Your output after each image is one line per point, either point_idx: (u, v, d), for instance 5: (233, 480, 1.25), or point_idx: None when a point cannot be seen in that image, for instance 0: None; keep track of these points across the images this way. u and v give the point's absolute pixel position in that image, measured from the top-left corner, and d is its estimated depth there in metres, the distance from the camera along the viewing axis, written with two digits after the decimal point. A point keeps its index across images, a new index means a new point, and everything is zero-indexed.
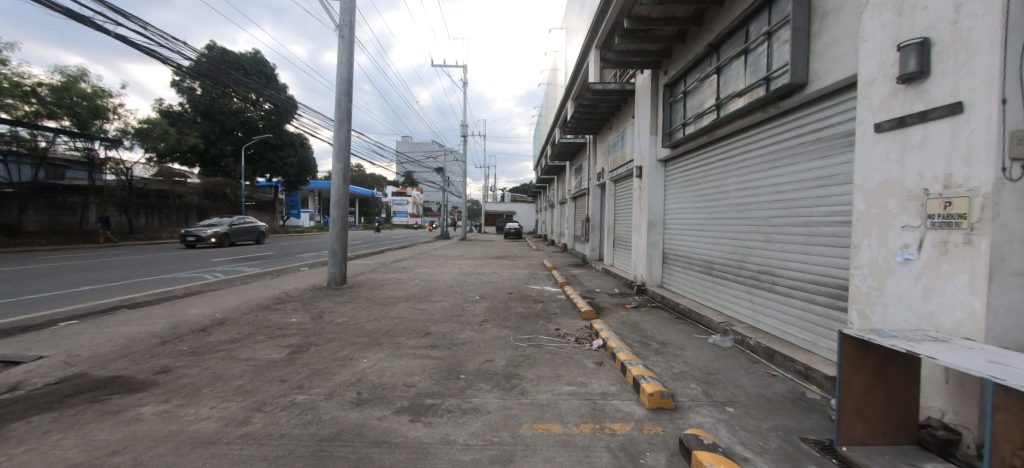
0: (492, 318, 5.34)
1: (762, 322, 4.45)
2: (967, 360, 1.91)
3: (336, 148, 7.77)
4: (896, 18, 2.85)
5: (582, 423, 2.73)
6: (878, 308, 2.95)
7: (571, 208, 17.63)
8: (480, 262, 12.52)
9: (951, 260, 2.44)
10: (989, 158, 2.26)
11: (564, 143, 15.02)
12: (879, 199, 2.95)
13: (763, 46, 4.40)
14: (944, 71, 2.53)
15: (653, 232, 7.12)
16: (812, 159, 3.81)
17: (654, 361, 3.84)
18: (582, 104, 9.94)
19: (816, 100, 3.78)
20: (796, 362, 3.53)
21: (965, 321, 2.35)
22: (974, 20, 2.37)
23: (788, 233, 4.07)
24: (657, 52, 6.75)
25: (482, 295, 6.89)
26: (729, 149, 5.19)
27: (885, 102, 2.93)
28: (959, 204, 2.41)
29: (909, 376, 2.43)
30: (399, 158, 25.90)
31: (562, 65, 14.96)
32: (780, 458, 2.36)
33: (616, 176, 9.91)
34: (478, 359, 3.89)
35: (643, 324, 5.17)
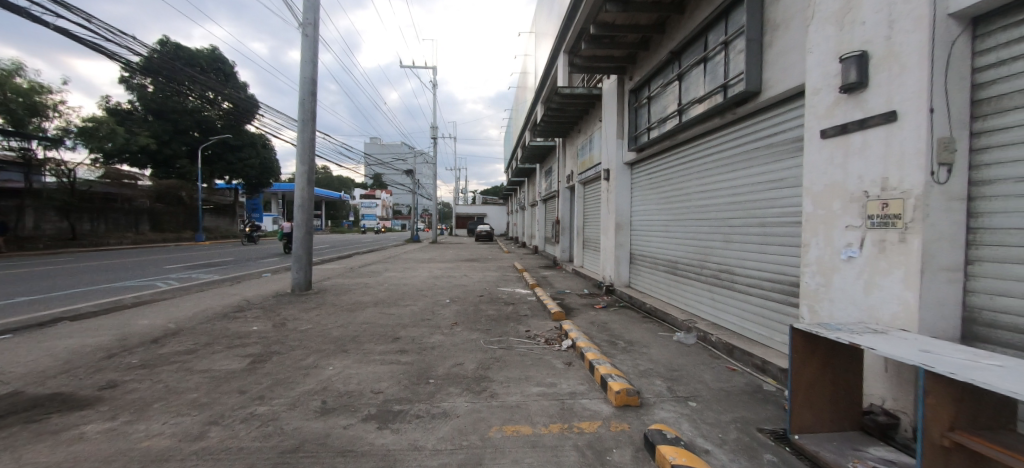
0: (463, 321, 5.29)
1: (722, 319, 4.63)
2: (902, 350, 2.10)
3: (299, 149, 7.51)
4: (838, 32, 3.05)
5: (551, 423, 2.75)
6: (826, 303, 3.13)
7: (540, 210, 17.80)
8: (451, 265, 12.41)
9: (888, 257, 2.63)
10: (919, 163, 2.47)
11: (533, 145, 15.15)
12: (826, 201, 3.14)
13: (720, 55, 4.59)
14: (880, 82, 2.73)
15: (620, 233, 7.29)
16: (766, 163, 4.00)
17: (622, 360, 3.93)
18: (550, 108, 10.03)
19: (768, 107, 3.99)
20: (753, 357, 3.69)
21: (900, 314, 2.54)
22: (904, 36, 2.57)
23: (746, 233, 4.26)
24: (622, 58, 6.92)
25: (453, 298, 6.84)
26: (690, 153, 5.38)
27: (829, 110, 3.13)
28: (895, 205, 2.60)
29: (855, 367, 2.60)
30: (368, 160, 25.33)
31: (531, 70, 15.16)
32: (738, 449, 2.49)
33: (584, 178, 10.10)
34: (448, 363, 3.84)
35: (611, 324, 5.28)
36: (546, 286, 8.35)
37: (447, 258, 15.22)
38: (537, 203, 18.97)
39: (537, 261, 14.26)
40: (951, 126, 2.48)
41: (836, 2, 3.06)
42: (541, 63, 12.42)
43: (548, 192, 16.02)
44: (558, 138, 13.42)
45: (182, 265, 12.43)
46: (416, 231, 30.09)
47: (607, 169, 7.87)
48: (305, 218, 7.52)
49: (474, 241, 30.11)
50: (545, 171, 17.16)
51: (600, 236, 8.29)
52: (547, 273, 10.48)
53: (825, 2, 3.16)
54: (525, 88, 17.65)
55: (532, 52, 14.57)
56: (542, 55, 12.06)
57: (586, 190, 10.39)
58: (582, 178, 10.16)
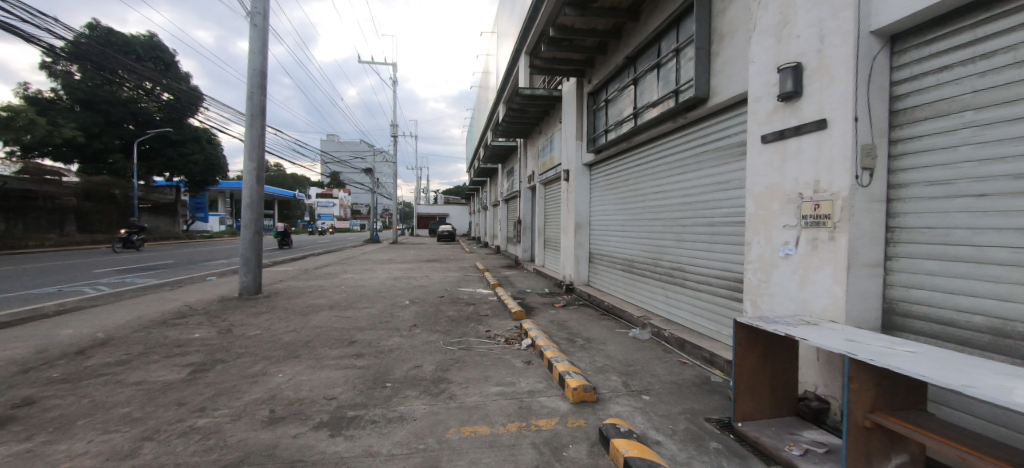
0: (422, 323, 5.20)
1: (674, 315, 4.82)
2: (831, 341, 2.28)
3: (246, 145, 7.11)
4: (776, 44, 3.26)
5: (509, 422, 2.76)
6: (766, 298, 3.34)
7: (502, 210, 17.85)
8: (412, 266, 12.18)
9: (819, 254, 2.84)
10: (846, 168, 2.68)
11: (495, 145, 15.14)
12: (766, 202, 3.35)
13: (672, 61, 4.79)
14: (813, 92, 2.94)
15: (580, 233, 7.44)
16: (714, 166, 4.21)
17: (580, 357, 4.00)
18: (511, 109, 10.06)
19: (715, 113, 4.20)
20: (702, 350, 3.87)
21: (830, 306, 2.75)
22: (834, 50, 2.79)
23: (696, 232, 4.46)
24: (580, 61, 7.06)
25: (412, 299, 6.71)
26: (645, 155, 5.57)
27: (769, 117, 3.33)
28: (825, 206, 2.81)
29: (791, 358, 2.78)
30: (325, 157, 24.41)
31: (493, 70, 15.16)
32: (686, 439, 2.63)
33: (545, 179, 10.21)
34: (405, 366, 3.76)
35: (569, 322, 5.37)
36: (507, 285, 8.37)
37: (408, 258, 14.91)
38: (499, 203, 19.00)
39: (499, 261, 14.28)
40: (873, 134, 2.71)
41: (775, 16, 3.27)
42: (503, 64, 12.45)
43: (509, 192, 16.07)
44: (520, 138, 13.51)
45: (114, 269, 11.42)
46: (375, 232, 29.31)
47: (567, 170, 7.99)
48: (254, 218, 7.12)
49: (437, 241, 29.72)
50: (506, 172, 17.21)
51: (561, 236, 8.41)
52: (510, 273, 10.51)
53: (765, 16, 3.37)
54: (487, 88, 17.62)
55: (494, 52, 14.57)
56: (503, 55, 12.06)
57: (547, 191, 10.51)
58: (542, 179, 10.27)
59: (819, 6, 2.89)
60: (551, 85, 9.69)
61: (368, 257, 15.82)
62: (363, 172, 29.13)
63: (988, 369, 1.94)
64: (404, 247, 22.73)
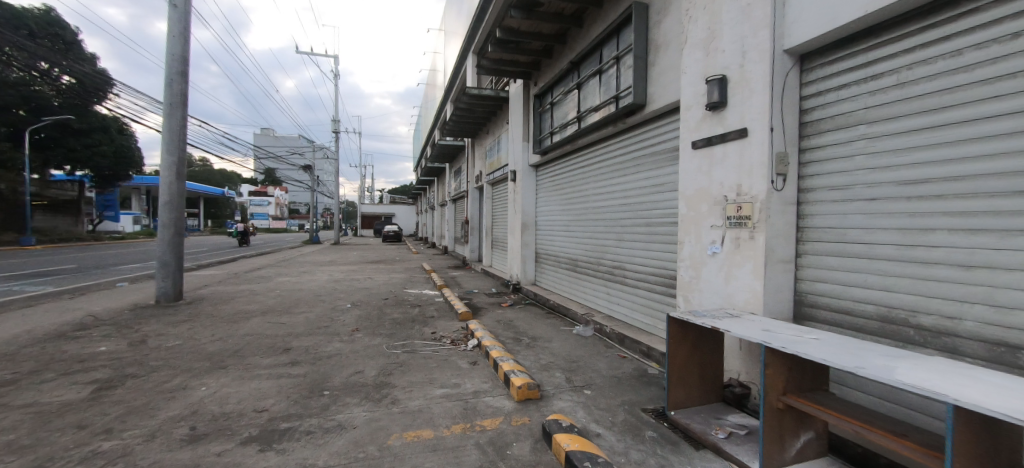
0: (364, 327, 5.01)
1: (615, 312, 5.03)
2: (751, 332, 2.49)
3: (164, 136, 6.46)
4: (705, 57, 3.50)
5: (453, 424, 2.74)
6: (696, 293, 3.58)
7: (450, 210, 17.64)
8: (355, 268, 11.69)
9: (741, 252, 3.10)
10: (764, 173, 2.94)
11: (442, 144, 14.92)
12: (696, 204, 3.59)
13: (613, 68, 4.98)
14: (736, 103, 3.20)
15: (526, 233, 7.54)
16: (651, 169, 4.44)
17: (525, 355, 4.06)
18: (459, 108, 9.95)
19: (652, 119, 4.43)
20: (640, 344, 4.06)
21: (750, 300, 3.02)
22: (753, 65, 3.05)
23: (634, 232, 4.68)
24: (526, 64, 7.14)
25: (354, 302, 6.44)
26: (589, 158, 5.75)
27: (698, 124, 3.58)
28: (746, 208, 3.06)
29: (717, 348, 3.01)
30: (260, 153, 22.74)
31: (440, 68, 14.94)
32: (625, 429, 2.77)
33: (492, 179, 10.22)
34: (346, 372, 3.60)
35: (516, 321, 5.42)
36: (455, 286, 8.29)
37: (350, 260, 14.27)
38: (446, 203, 18.77)
39: (447, 261, 14.12)
40: (785, 143, 3.01)
41: (703, 31, 3.51)
42: (450, 62, 12.30)
43: (457, 192, 15.91)
44: (467, 138, 13.42)
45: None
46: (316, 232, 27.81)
47: (513, 171, 8.04)
48: (174, 217, 6.50)
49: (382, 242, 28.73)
50: (454, 171, 17.04)
51: (508, 236, 8.46)
52: (457, 274, 10.41)
53: (695, 30, 3.61)
54: (434, 86, 17.31)
55: (442, 50, 14.37)
56: (451, 54, 11.93)
57: (494, 191, 10.53)
58: (490, 179, 10.28)
59: (741, 24, 3.15)
60: (498, 86, 9.72)
61: (307, 258, 14.97)
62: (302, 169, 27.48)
63: (875, 351, 2.22)
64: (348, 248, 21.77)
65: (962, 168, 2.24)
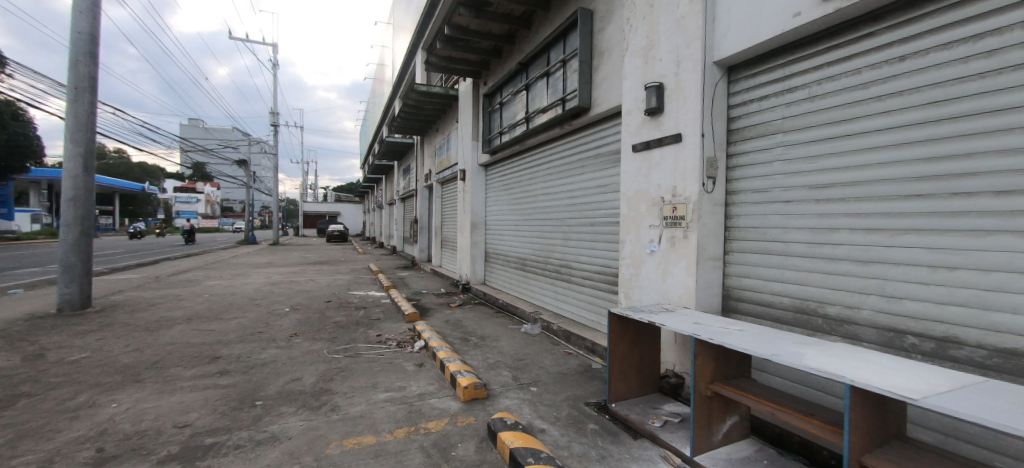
0: (303, 332, 4.76)
1: (562, 309, 5.16)
2: (683, 325, 2.65)
3: (68, 125, 5.76)
4: (644, 64, 3.67)
5: (397, 428, 2.67)
6: (635, 290, 3.75)
7: (398, 209, 17.19)
8: (296, 269, 11.07)
9: (676, 250, 3.28)
10: (696, 176, 3.14)
11: (391, 142, 14.51)
12: (636, 205, 3.76)
13: (560, 71, 5.08)
14: (671, 109, 3.38)
15: (476, 233, 7.53)
16: (595, 171, 4.59)
17: (473, 355, 4.05)
18: (407, 105, 9.72)
19: (596, 122, 4.58)
20: (585, 340, 4.19)
21: (683, 295, 3.21)
22: (687, 75, 3.24)
23: (580, 231, 4.82)
24: (476, 63, 7.12)
25: (292, 306, 6.09)
26: (537, 158, 5.83)
27: (638, 128, 3.74)
28: (680, 209, 3.26)
29: (654, 342, 3.17)
30: (188, 146, 20.90)
31: (389, 63, 14.52)
32: (568, 424, 2.84)
33: (442, 178, 10.09)
34: (282, 380, 3.41)
35: (464, 321, 5.40)
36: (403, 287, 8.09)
37: (290, 261, 13.46)
38: (395, 203, 18.27)
39: (395, 262, 13.78)
40: (715, 148, 3.23)
41: (642, 39, 3.68)
42: (399, 57, 11.98)
43: (406, 191, 15.54)
44: (417, 136, 13.16)
45: None
46: (253, 231, 26.02)
47: (463, 170, 7.98)
48: (79, 215, 5.83)
49: (327, 242, 27.43)
50: (403, 169, 16.63)
51: (457, 236, 8.39)
52: (406, 274, 10.18)
53: (635, 38, 3.78)
54: (382, 81, 16.77)
55: (390, 44, 13.95)
56: (400, 49, 11.63)
57: (444, 191, 10.40)
58: (440, 178, 10.13)
59: (676, 35, 3.34)
60: (448, 83, 9.59)
61: (242, 260, 13.95)
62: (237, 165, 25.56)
63: (787, 340, 2.45)
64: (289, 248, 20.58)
65: (860, 174, 2.52)
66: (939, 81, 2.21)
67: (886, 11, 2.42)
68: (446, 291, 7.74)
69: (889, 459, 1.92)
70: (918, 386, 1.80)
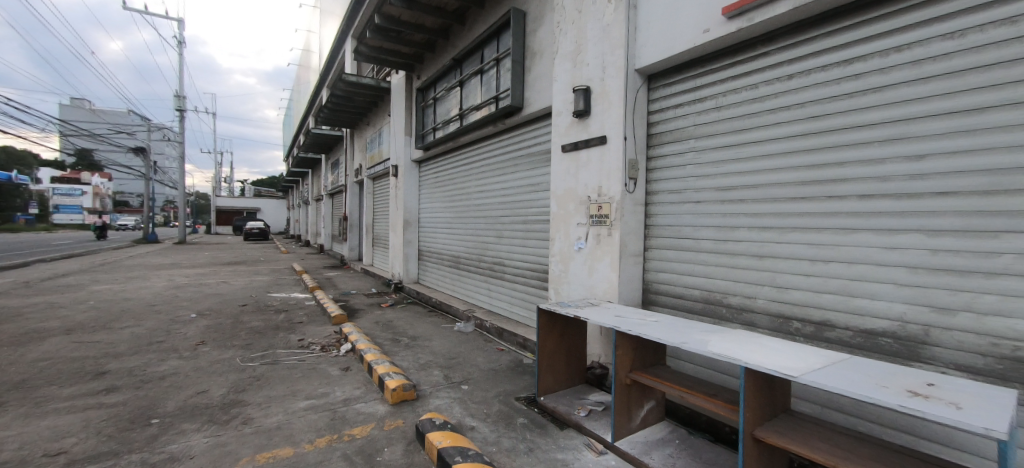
0: (212, 340, 4.34)
1: (495, 307, 5.21)
2: (606, 318, 2.80)
3: None
4: (572, 68, 3.80)
5: (317, 437, 2.54)
6: (564, 285, 3.88)
7: (327, 206, 16.23)
8: (206, 271, 10.02)
9: (601, 247, 3.45)
10: (619, 176, 3.32)
11: (317, 134, 13.64)
12: (565, 203, 3.89)
13: (493, 70, 5.10)
14: (598, 112, 3.53)
15: (409, 230, 7.34)
16: (527, 169, 4.68)
17: (403, 356, 3.95)
18: (335, 95, 9.18)
19: (528, 121, 4.66)
20: (516, 336, 4.27)
21: (608, 290, 3.39)
22: (612, 80, 3.41)
23: (513, 229, 4.90)
24: (409, 56, 6.91)
25: (200, 312, 5.52)
26: (470, 156, 5.80)
27: (567, 129, 3.87)
28: (605, 207, 3.43)
29: (581, 335, 3.31)
30: (70, 129, 17.99)
31: (315, 50, 13.63)
32: (498, 419, 2.89)
33: (374, 174, 9.69)
34: (185, 393, 3.09)
35: (395, 321, 5.26)
36: (330, 288, 7.67)
37: (200, 263, 12.15)
38: (323, 199, 17.21)
39: (323, 262, 13.00)
40: (636, 151, 3.43)
41: (571, 43, 3.80)
42: (326, 44, 11.29)
43: (335, 187, 14.72)
44: (346, 129, 12.51)
45: None
46: (155, 229, 23.11)
47: (396, 166, 7.72)
48: None
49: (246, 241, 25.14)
50: (332, 163, 15.74)
51: (390, 234, 8.11)
52: (333, 275, 9.64)
53: (564, 42, 3.89)
54: (308, 69, 15.72)
55: (316, 30, 13.09)
56: (327, 35, 10.97)
57: (376, 187, 10.00)
58: (372, 173, 9.71)
59: (602, 41, 3.50)
60: (379, 75, 9.21)
61: (139, 261, 12.31)
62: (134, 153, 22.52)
63: (695, 328, 2.68)
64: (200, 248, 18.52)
65: (757, 178, 2.82)
66: (819, 98, 2.53)
67: (779, 33, 2.72)
68: (377, 291, 7.47)
69: (776, 430, 2.18)
70: (798, 364, 2.07)
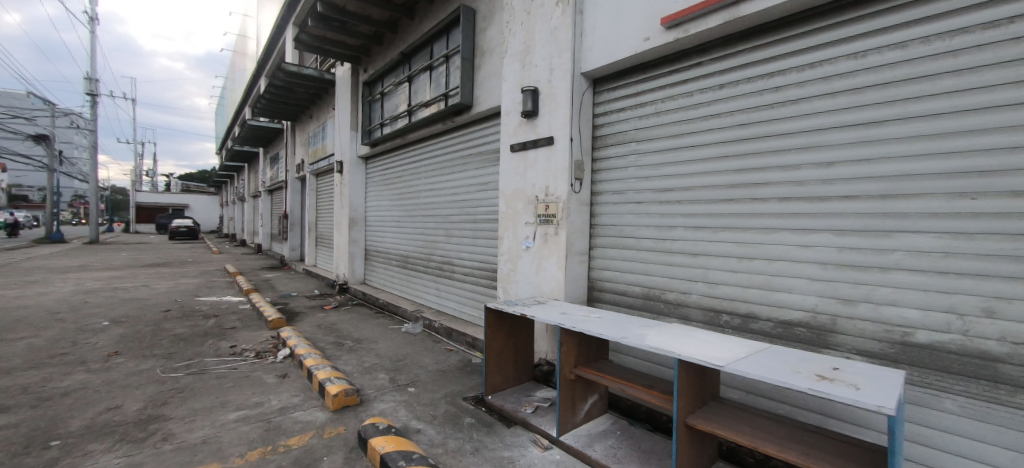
0: (128, 350, 3.95)
1: (444, 306, 5.16)
2: (552, 316, 2.86)
3: None
4: (521, 68, 3.83)
5: (249, 451, 2.39)
6: (512, 284, 3.92)
7: (266, 203, 15.26)
8: (123, 274, 9.05)
9: (548, 246, 3.52)
10: (566, 176, 3.40)
11: (255, 126, 12.78)
12: (513, 202, 3.92)
13: (442, 66, 5.02)
14: (545, 113, 3.59)
15: (355, 229, 7.08)
16: (476, 168, 4.66)
17: (347, 360, 3.81)
18: (274, 85, 8.63)
19: (478, 120, 4.65)
20: (465, 336, 4.26)
21: (554, 287, 3.47)
22: (559, 82, 3.48)
23: (462, 229, 4.86)
24: (355, 48, 6.64)
25: (115, 320, 5.00)
26: (420, 153, 5.68)
27: (515, 129, 3.90)
28: (552, 207, 3.49)
29: (528, 333, 3.36)
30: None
31: (252, 37, 12.75)
32: (445, 421, 2.86)
33: (317, 170, 9.24)
34: (95, 410, 2.79)
35: (339, 324, 5.06)
36: (269, 290, 7.23)
37: (115, 265, 10.96)
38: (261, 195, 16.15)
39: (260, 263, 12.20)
40: (583, 153, 3.52)
41: (520, 44, 3.83)
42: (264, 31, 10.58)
43: (274, 183, 13.86)
44: (287, 121, 11.82)
45: None
46: (61, 226, 20.53)
47: (342, 162, 7.41)
48: None
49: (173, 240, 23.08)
50: (271, 157, 14.79)
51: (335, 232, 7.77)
52: (273, 276, 9.10)
53: (513, 42, 3.91)
54: (244, 56, 14.66)
55: (253, 14, 12.24)
56: (266, 21, 10.30)
57: (320, 183, 9.53)
58: (315, 169, 9.25)
59: (550, 44, 3.55)
60: (324, 66, 8.79)
61: (39, 264, 10.87)
62: (34, 141, 19.87)
63: (635, 323, 2.81)
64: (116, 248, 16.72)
65: (691, 180, 2.99)
66: (747, 107, 2.72)
67: (712, 46, 2.90)
68: (320, 293, 7.14)
69: (706, 417, 2.33)
70: (725, 354, 2.22)
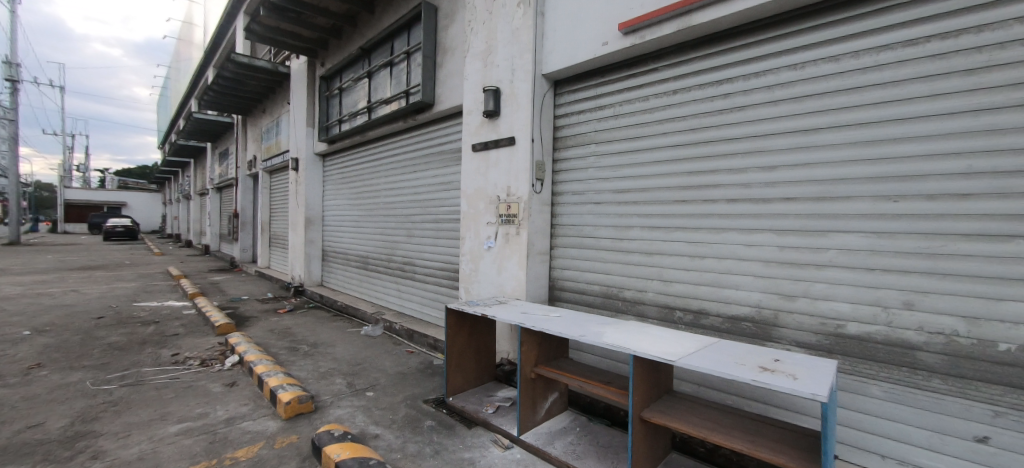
0: (54, 361, 3.62)
1: (405, 307, 5.07)
2: (513, 316, 2.87)
3: None
4: (482, 68, 3.82)
5: (192, 465, 2.25)
6: (474, 284, 3.91)
7: (215, 201, 14.40)
8: (50, 279, 8.27)
9: (510, 246, 3.54)
10: (528, 177, 3.42)
11: (203, 119, 12.02)
12: (475, 202, 3.91)
13: (403, 63, 4.93)
14: (507, 113, 3.60)
15: (311, 229, 6.82)
16: (438, 167, 4.61)
17: (301, 365, 3.68)
18: (224, 76, 8.15)
19: (439, 119, 4.59)
20: (426, 338, 4.21)
21: (516, 287, 3.49)
22: (520, 82, 3.49)
23: (424, 228, 4.80)
24: (311, 40, 6.38)
25: (38, 329, 4.56)
26: (380, 151, 5.54)
27: (477, 129, 3.88)
28: (513, 207, 3.51)
29: (490, 334, 3.36)
30: None
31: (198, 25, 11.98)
32: (404, 425, 2.82)
33: (270, 167, 8.81)
34: (12, 429, 2.54)
35: (294, 328, 4.87)
36: (218, 294, 6.84)
37: (41, 268, 10.00)
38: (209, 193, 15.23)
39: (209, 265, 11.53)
40: (544, 153, 3.56)
41: (481, 44, 3.82)
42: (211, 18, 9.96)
43: (224, 180, 13.11)
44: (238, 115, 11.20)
45: None
46: None
47: (298, 159, 7.11)
48: None
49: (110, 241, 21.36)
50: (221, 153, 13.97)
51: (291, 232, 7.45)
52: (222, 279, 8.61)
53: (475, 41, 3.89)
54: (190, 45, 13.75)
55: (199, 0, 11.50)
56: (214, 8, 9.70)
57: (274, 181, 9.11)
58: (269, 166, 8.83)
59: (511, 44, 3.57)
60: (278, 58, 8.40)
61: None
62: None
63: (593, 321, 2.87)
64: (42, 250, 15.25)
65: (647, 181, 3.09)
66: (698, 112, 2.84)
67: (665, 53, 3.01)
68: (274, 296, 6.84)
69: (661, 410, 2.42)
70: (676, 350, 2.32)
